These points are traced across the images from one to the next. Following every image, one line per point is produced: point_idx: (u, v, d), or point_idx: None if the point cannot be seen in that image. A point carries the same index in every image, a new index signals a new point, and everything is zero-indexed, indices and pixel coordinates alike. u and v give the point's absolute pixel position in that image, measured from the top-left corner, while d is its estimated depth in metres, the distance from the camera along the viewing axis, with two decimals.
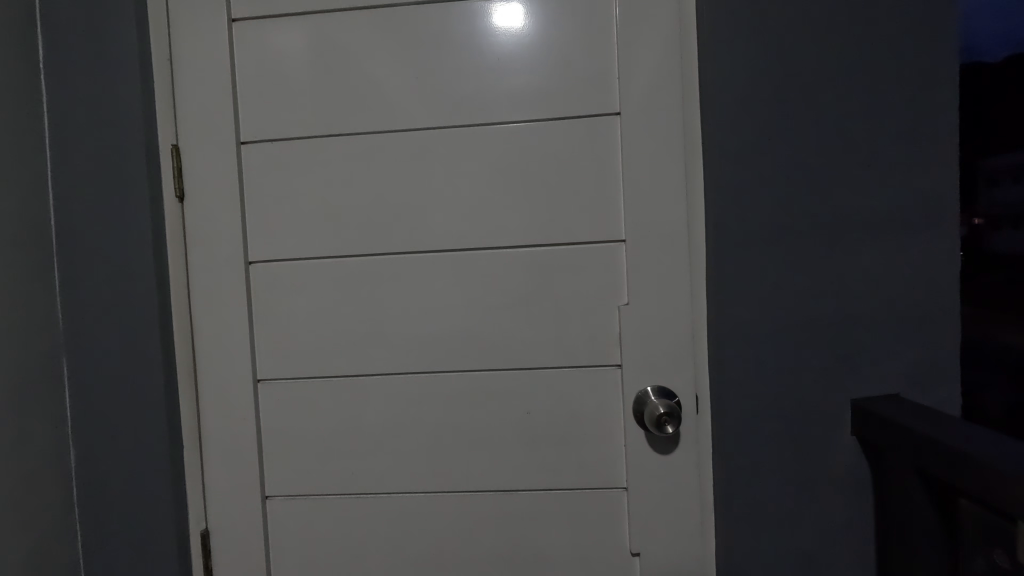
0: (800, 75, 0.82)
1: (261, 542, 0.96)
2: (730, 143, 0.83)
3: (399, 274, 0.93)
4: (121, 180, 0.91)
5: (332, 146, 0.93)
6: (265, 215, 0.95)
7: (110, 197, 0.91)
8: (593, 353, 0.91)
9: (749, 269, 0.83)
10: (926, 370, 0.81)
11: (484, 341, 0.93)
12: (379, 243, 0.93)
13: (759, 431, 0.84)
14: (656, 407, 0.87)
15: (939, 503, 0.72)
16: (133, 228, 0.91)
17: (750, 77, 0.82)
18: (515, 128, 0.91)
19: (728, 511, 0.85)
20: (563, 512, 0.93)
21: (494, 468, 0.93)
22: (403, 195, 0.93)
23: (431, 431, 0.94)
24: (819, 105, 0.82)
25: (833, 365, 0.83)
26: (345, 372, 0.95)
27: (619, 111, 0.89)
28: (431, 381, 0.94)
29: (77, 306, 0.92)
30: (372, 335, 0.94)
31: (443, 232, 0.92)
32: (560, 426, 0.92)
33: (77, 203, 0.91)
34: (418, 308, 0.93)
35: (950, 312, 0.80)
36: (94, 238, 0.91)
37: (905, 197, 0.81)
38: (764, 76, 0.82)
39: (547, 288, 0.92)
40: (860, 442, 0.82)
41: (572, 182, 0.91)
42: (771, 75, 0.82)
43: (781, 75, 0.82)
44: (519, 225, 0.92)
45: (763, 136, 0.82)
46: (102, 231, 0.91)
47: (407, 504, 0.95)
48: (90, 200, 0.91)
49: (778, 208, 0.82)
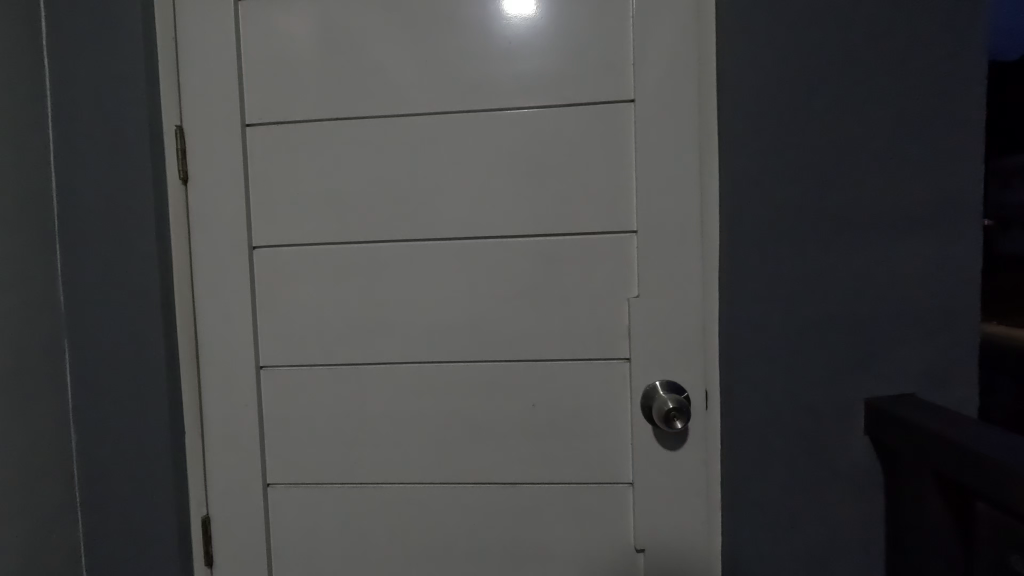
0: (823, 63, 0.79)
1: (264, 527, 0.96)
2: (749, 133, 0.80)
3: (410, 258, 0.92)
4: (126, 171, 0.90)
5: (341, 133, 0.92)
6: (271, 202, 0.93)
7: (112, 189, 0.90)
8: (603, 345, 0.90)
9: (759, 266, 0.81)
10: (943, 369, 0.79)
11: (493, 331, 0.91)
12: (389, 228, 0.92)
13: (769, 428, 0.82)
14: (665, 402, 0.85)
15: (952, 504, 0.70)
16: (136, 218, 0.90)
17: (772, 64, 0.79)
18: (527, 114, 0.89)
19: (737, 499, 0.83)
20: (572, 499, 0.91)
21: (501, 457, 0.92)
22: (411, 183, 0.91)
23: (437, 415, 0.93)
24: (842, 95, 0.79)
25: (847, 362, 0.81)
26: (350, 361, 0.94)
27: (633, 99, 0.87)
28: (436, 370, 0.92)
29: (79, 297, 0.91)
30: (378, 323, 0.93)
31: (452, 220, 0.91)
32: (568, 416, 0.91)
33: (78, 194, 0.90)
34: (428, 292, 0.92)
35: (962, 312, 0.78)
36: (96, 224, 0.90)
37: (928, 191, 0.78)
38: (786, 64, 0.79)
39: (557, 276, 0.90)
40: (873, 440, 0.80)
41: (583, 170, 0.89)
42: (794, 63, 0.79)
43: (804, 63, 0.79)
44: (529, 213, 0.90)
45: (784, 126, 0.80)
46: (102, 217, 0.90)
47: (413, 494, 0.94)
48: (92, 189, 0.90)
49: (791, 204, 0.80)
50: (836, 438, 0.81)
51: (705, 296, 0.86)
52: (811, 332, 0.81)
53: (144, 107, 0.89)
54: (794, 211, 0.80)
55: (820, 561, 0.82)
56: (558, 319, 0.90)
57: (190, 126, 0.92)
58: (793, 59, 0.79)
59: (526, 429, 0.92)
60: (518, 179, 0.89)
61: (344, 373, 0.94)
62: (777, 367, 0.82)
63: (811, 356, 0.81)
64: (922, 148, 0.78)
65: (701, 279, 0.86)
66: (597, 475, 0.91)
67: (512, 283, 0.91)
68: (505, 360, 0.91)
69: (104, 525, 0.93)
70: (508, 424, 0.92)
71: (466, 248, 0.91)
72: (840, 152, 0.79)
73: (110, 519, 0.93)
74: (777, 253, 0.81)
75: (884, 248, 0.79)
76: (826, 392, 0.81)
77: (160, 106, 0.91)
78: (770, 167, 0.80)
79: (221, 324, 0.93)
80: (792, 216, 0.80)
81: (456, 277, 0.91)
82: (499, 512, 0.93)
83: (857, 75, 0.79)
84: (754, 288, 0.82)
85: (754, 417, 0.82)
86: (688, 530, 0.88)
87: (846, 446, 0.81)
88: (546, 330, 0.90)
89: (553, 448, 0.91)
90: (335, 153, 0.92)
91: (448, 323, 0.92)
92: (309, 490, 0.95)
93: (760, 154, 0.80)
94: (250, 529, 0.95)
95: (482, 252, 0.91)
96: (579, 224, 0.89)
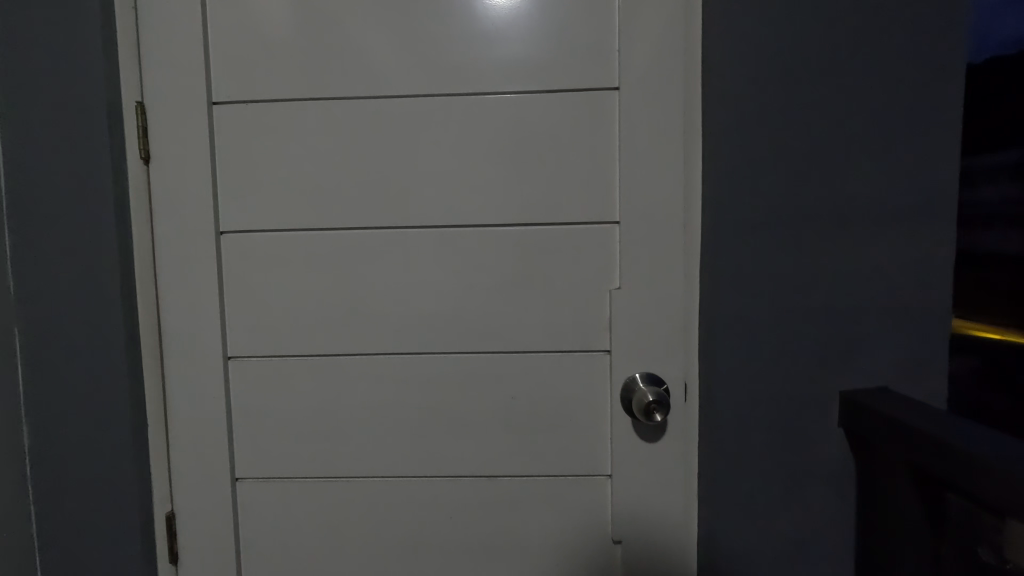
0: (810, 59, 0.78)
1: (232, 524, 0.93)
2: (736, 129, 0.80)
3: (388, 245, 0.89)
4: (78, 149, 0.84)
5: (315, 115, 0.88)
6: (241, 184, 0.89)
7: (62, 166, 0.84)
8: (584, 338, 0.88)
9: (742, 260, 0.81)
10: (918, 363, 0.80)
11: (472, 322, 0.89)
12: (366, 214, 0.89)
13: (749, 420, 0.83)
14: (645, 394, 0.85)
15: (925, 497, 0.70)
16: (91, 198, 0.84)
17: (761, 58, 0.78)
18: (510, 99, 0.86)
19: (714, 487, 0.85)
20: (552, 492, 0.91)
21: (481, 450, 0.91)
22: (390, 168, 0.88)
23: (414, 407, 0.91)
24: (829, 91, 0.78)
25: (825, 356, 0.81)
26: (325, 353, 0.91)
27: (618, 87, 0.85)
28: (413, 362, 0.90)
29: (31, 281, 0.86)
30: (353, 314, 0.90)
31: (431, 207, 0.88)
32: (549, 408, 0.90)
33: (28, 171, 0.84)
34: (406, 280, 0.89)
35: (939, 309, 0.78)
36: (50, 204, 0.85)
37: (911, 186, 0.78)
38: (773, 59, 0.79)
39: (538, 265, 0.88)
40: (847, 432, 0.81)
41: (566, 157, 0.87)
42: (781, 58, 0.79)
43: (791, 58, 0.79)
44: (510, 200, 0.88)
45: (771, 121, 0.79)
46: (55, 197, 0.85)
47: (389, 488, 0.92)
48: (43, 166, 0.84)
49: (776, 196, 0.80)
50: (814, 432, 0.82)
51: (688, 291, 0.86)
52: (792, 328, 0.81)
53: (102, 79, 0.84)
54: (778, 207, 0.80)
55: (796, 555, 0.83)
56: (541, 313, 0.89)
57: (151, 102, 0.87)
58: (780, 53, 0.78)
59: (507, 424, 0.90)
60: (502, 170, 0.87)
61: (320, 367, 0.91)
62: (757, 363, 0.82)
63: (791, 352, 0.82)
64: (905, 146, 0.78)
65: (683, 271, 0.86)
66: (578, 470, 0.90)
67: (495, 276, 0.89)
68: (486, 354, 0.90)
69: (60, 522, 0.89)
70: (489, 419, 0.90)
71: (448, 240, 0.89)
72: (824, 150, 0.79)
73: (65, 515, 0.88)
74: (761, 249, 0.80)
75: (864, 246, 0.80)
76: (805, 388, 0.82)
77: (120, 79, 0.86)
78: (754, 164, 0.80)
79: (189, 316, 0.89)
80: (776, 212, 0.80)
81: (436, 269, 0.89)
82: (477, 505, 0.91)
83: (844, 71, 0.78)
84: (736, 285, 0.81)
85: (734, 413, 0.83)
86: (667, 523, 0.89)
87: (823, 439, 0.82)
88: (530, 324, 0.89)
89: (536, 444, 0.90)
90: (309, 135, 0.88)
91: (429, 316, 0.90)
92: (283, 487, 0.93)
93: (745, 149, 0.80)
94: (220, 528, 0.92)
95: (464, 244, 0.89)
96: (563, 217, 0.88)
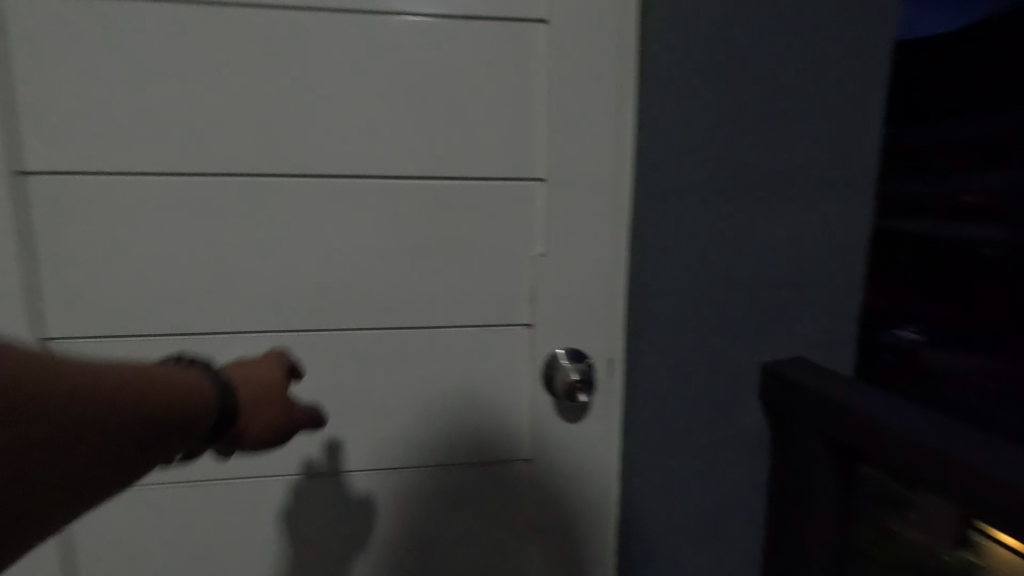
0: (751, 16, 0.75)
1: (71, 537, 0.76)
2: (672, 88, 0.76)
3: (267, 197, 0.73)
4: None
5: (163, 22, 0.68)
6: (56, 110, 0.68)
7: None
8: (503, 310, 0.79)
9: (672, 228, 0.78)
10: (828, 332, 0.83)
11: (375, 292, 0.77)
12: (237, 158, 0.71)
13: (674, 392, 0.82)
14: (568, 372, 0.78)
15: (835, 464, 0.74)
16: None
17: (704, 13, 0.74)
18: (421, 25, 0.72)
19: (635, 460, 0.84)
20: (467, 480, 0.83)
21: (386, 437, 0.80)
22: (268, 101, 0.71)
23: (304, 392, 0.77)
24: (767, 58, 0.76)
25: (749, 328, 0.82)
26: (188, 330, 0.74)
27: (545, 21, 0.75)
28: (304, 340, 0.76)
29: None
30: (224, 283, 0.74)
31: (323, 153, 0.73)
32: (464, 389, 0.81)
33: None
34: (291, 242, 0.74)
35: (848, 279, 0.82)
36: None
37: (835, 159, 0.79)
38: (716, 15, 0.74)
39: (452, 226, 0.77)
40: (765, 402, 0.83)
41: (487, 102, 0.75)
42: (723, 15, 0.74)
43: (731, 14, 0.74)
44: (421, 149, 0.75)
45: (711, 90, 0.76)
46: None
47: (276, 485, 0.80)
48: None
49: (710, 162, 0.77)
50: (734, 405, 0.83)
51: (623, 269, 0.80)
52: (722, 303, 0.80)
53: None
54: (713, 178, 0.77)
55: (711, 522, 0.86)
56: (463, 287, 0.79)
57: None
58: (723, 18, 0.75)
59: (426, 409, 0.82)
60: (415, 119, 0.74)
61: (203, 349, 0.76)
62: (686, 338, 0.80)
63: (719, 326, 0.81)
64: (832, 124, 0.79)
65: (611, 237, 0.79)
66: (494, 455, 0.83)
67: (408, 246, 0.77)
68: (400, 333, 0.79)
69: None
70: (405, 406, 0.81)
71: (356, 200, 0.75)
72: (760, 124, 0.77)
73: None
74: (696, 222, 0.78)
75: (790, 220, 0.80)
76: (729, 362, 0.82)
77: None
78: (693, 133, 0.76)
79: (9, 291, 0.69)
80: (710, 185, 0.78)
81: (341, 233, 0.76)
82: (382, 498, 0.82)
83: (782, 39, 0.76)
84: (672, 259, 0.78)
85: (662, 387, 0.81)
86: (592, 512, 0.84)
87: (742, 409, 0.83)
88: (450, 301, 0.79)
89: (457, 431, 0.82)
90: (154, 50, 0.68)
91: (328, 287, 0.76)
92: (153, 498, 0.77)
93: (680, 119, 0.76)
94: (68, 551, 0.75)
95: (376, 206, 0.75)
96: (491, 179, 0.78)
